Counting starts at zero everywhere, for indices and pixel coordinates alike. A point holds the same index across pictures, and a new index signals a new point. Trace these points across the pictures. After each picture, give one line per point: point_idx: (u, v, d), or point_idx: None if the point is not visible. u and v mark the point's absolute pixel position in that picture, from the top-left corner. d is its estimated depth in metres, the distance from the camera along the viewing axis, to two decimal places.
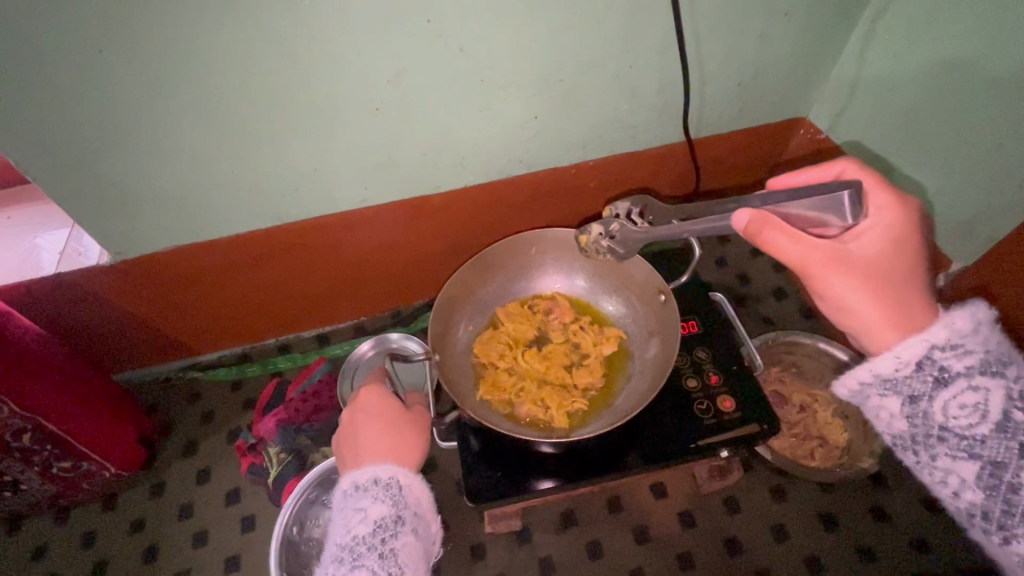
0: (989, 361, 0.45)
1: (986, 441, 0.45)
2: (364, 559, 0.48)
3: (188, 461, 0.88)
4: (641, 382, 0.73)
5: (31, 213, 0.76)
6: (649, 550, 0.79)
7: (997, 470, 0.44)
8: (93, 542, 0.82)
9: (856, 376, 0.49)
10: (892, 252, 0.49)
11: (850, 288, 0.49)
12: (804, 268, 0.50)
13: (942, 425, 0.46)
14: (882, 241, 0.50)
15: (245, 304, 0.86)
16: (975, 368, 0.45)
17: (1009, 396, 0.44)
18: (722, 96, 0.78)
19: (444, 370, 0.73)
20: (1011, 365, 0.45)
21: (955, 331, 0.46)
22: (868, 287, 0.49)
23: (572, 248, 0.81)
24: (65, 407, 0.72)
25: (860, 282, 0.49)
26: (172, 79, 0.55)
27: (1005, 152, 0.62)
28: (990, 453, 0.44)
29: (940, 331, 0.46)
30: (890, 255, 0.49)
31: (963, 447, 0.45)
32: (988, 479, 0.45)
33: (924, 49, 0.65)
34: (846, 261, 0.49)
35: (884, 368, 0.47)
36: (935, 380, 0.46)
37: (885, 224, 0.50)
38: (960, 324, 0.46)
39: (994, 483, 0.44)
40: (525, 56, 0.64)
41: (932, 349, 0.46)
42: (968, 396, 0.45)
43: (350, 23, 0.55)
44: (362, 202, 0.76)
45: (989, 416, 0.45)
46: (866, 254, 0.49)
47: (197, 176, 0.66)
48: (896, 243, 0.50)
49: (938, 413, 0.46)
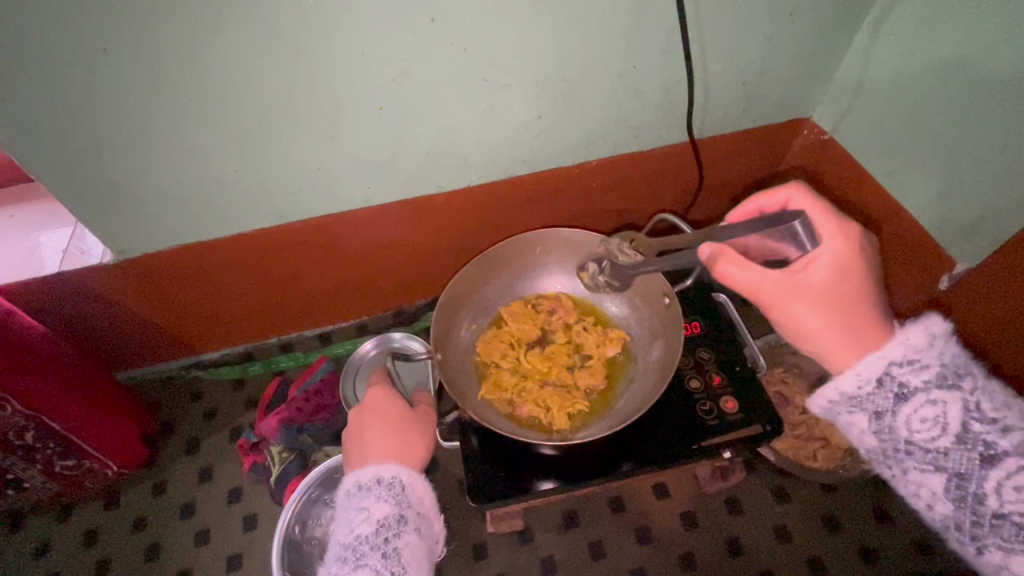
0: (947, 374, 0.45)
1: (949, 453, 0.45)
2: (367, 558, 0.48)
3: (190, 459, 0.88)
4: (644, 383, 0.72)
5: (33, 212, 0.76)
6: (652, 550, 0.79)
7: (962, 481, 0.44)
8: (95, 540, 0.82)
9: (824, 395, 0.50)
10: (843, 278, 0.50)
11: (807, 316, 0.51)
12: (760, 296, 0.52)
13: (907, 440, 0.46)
14: (834, 262, 0.51)
15: (247, 303, 0.86)
16: (931, 382, 0.45)
17: (967, 407, 0.44)
18: (726, 96, 0.78)
19: (447, 369, 0.73)
20: (970, 375, 0.45)
21: (910, 347, 0.46)
22: (823, 311, 0.50)
23: (576, 248, 0.81)
24: (68, 406, 0.72)
25: (815, 310, 0.50)
26: (177, 78, 0.55)
27: (1009, 154, 0.61)
28: (954, 465, 0.45)
29: (895, 348, 0.47)
30: (841, 281, 0.50)
31: (928, 460, 0.45)
32: (956, 491, 0.45)
33: (928, 49, 0.65)
34: (799, 288, 0.51)
35: (847, 387, 0.48)
36: (896, 396, 0.46)
37: (834, 249, 0.51)
38: (915, 339, 0.46)
39: (962, 495, 0.44)
40: (529, 55, 0.63)
41: (890, 365, 0.47)
42: (928, 410, 0.45)
43: (354, 21, 0.54)
44: (366, 201, 0.76)
45: (950, 428, 0.45)
46: (819, 282, 0.50)
47: (201, 175, 0.66)
48: (847, 268, 0.50)
49: (902, 428, 0.46)
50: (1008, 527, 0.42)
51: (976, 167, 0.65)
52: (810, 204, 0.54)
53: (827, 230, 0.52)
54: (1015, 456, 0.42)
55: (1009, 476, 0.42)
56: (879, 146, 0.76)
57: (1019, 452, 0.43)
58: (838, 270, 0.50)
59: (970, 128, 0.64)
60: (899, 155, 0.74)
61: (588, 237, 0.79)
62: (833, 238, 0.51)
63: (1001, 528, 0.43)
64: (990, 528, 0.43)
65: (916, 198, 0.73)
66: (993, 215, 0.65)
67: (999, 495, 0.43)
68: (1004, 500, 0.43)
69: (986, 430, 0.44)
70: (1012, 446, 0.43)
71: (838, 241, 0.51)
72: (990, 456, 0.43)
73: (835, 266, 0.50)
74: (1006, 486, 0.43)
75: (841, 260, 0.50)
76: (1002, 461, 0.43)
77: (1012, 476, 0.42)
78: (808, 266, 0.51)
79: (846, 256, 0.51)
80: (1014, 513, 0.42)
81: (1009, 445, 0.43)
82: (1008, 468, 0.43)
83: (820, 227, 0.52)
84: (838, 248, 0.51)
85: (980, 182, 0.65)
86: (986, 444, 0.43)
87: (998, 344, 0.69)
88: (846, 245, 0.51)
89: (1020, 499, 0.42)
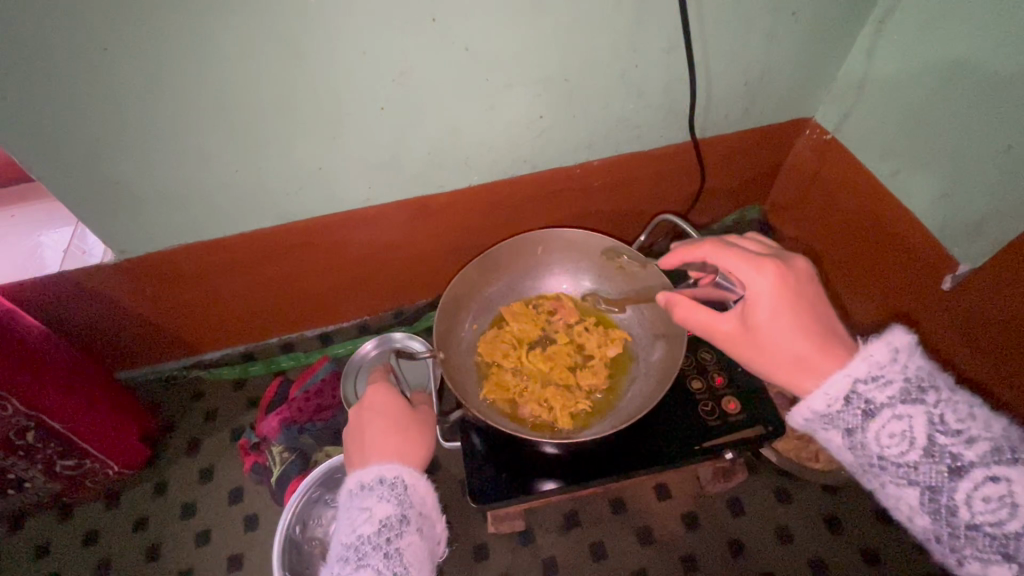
0: (910, 388, 0.44)
1: (919, 467, 0.44)
2: (370, 558, 0.48)
3: (191, 459, 0.88)
4: (646, 384, 0.72)
5: (35, 212, 0.76)
6: (654, 551, 0.79)
7: (934, 494, 0.43)
8: (96, 541, 0.82)
9: (798, 415, 0.49)
10: (783, 315, 0.50)
11: (763, 355, 0.51)
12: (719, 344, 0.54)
13: (879, 455, 0.45)
14: (774, 306, 0.50)
15: (248, 303, 0.86)
16: (896, 397, 0.44)
17: (931, 420, 0.43)
18: (728, 96, 0.77)
19: (449, 368, 0.73)
20: (934, 387, 0.44)
21: (873, 364, 0.45)
22: (780, 349, 0.50)
23: (579, 247, 0.81)
24: (69, 406, 0.72)
25: (768, 350, 0.51)
26: (179, 77, 0.55)
27: (1013, 154, 0.61)
28: (924, 478, 0.43)
29: (858, 365, 0.46)
30: (781, 318, 0.50)
31: (900, 474, 0.44)
32: (930, 504, 0.43)
33: (931, 49, 0.65)
34: (751, 334, 0.52)
35: (817, 406, 0.47)
36: (863, 413, 0.45)
37: (763, 291, 0.50)
38: (877, 355, 0.45)
39: (936, 508, 0.43)
40: (531, 55, 0.63)
41: (855, 384, 0.46)
42: (895, 425, 0.44)
43: (356, 21, 0.54)
44: (367, 201, 0.76)
45: (917, 442, 0.44)
46: (762, 326, 0.50)
47: (202, 175, 0.66)
48: (784, 304, 0.50)
49: (873, 443, 0.45)
50: (982, 539, 0.41)
51: (979, 168, 0.65)
52: (729, 254, 0.52)
53: (751, 273, 0.51)
54: (981, 467, 0.41)
55: (978, 487, 0.41)
56: (881, 146, 0.76)
57: (986, 463, 0.41)
58: (775, 310, 0.50)
59: (973, 128, 0.64)
60: (902, 156, 0.74)
61: (591, 237, 0.79)
62: (759, 280, 0.50)
63: (977, 539, 0.41)
64: (965, 541, 0.42)
65: (919, 199, 0.73)
66: (996, 215, 0.64)
67: (970, 506, 0.42)
68: (976, 511, 0.42)
69: (951, 441, 0.42)
70: (978, 457, 0.42)
71: (764, 282, 0.50)
72: (957, 468, 0.42)
73: (771, 307, 0.50)
74: (976, 497, 0.42)
75: (774, 301, 0.50)
76: (969, 472, 0.42)
77: (980, 487, 0.41)
78: (748, 311, 0.51)
79: (778, 293, 0.50)
80: (985, 524, 0.41)
81: (975, 456, 0.42)
82: (975, 479, 0.42)
83: (743, 271, 0.51)
84: (767, 288, 0.50)
85: (982, 182, 0.65)
86: (953, 456, 0.42)
87: (994, 345, 0.68)
88: (776, 282, 0.50)
89: (990, 509, 0.41)
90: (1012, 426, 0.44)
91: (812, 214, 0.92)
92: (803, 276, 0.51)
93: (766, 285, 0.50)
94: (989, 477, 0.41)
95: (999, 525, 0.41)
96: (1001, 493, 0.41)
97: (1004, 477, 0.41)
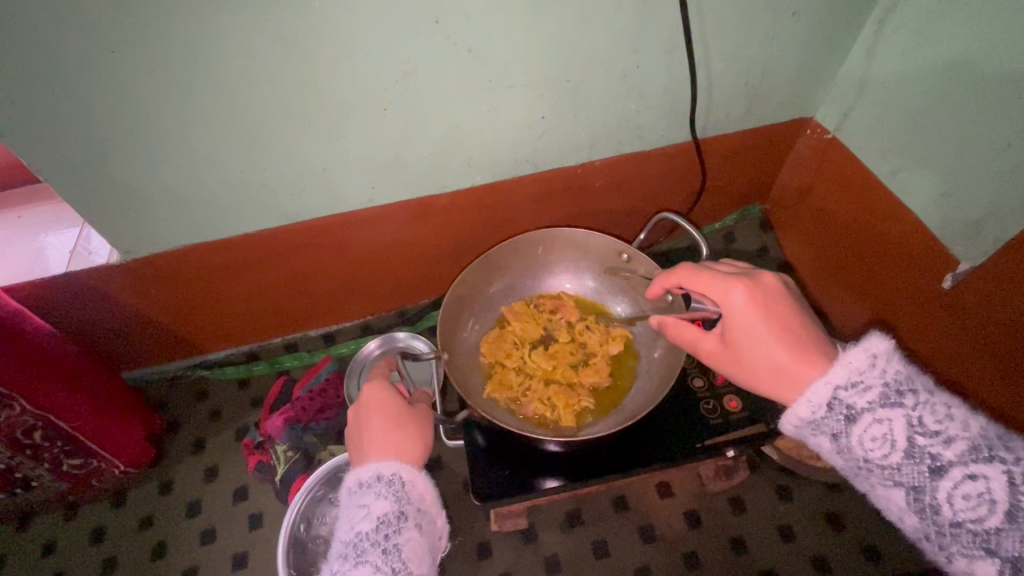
0: (889, 393, 0.45)
1: (901, 468, 0.44)
2: (368, 555, 0.49)
3: (197, 458, 0.89)
4: (649, 381, 0.73)
5: (41, 212, 0.77)
6: (656, 550, 0.79)
7: (918, 494, 0.43)
8: (103, 538, 0.83)
9: (786, 424, 0.50)
10: (758, 330, 0.52)
11: (745, 369, 0.54)
12: (712, 363, 0.57)
13: (865, 458, 0.46)
14: (749, 323, 0.52)
15: (250, 304, 0.86)
16: (875, 401, 0.45)
17: (911, 422, 0.44)
18: (729, 95, 0.78)
19: (453, 369, 0.74)
20: (913, 390, 0.45)
21: (852, 371, 0.46)
22: (766, 365, 0.52)
23: (583, 247, 0.81)
24: (76, 405, 0.72)
25: (749, 364, 0.53)
26: (185, 81, 0.55)
27: (1013, 152, 0.61)
28: (909, 478, 0.44)
29: (838, 373, 0.47)
30: (755, 332, 0.52)
31: (885, 476, 0.45)
32: (915, 503, 0.44)
33: (929, 49, 0.65)
34: (736, 355, 0.54)
35: (804, 414, 0.48)
36: (846, 418, 0.46)
37: (736, 308, 0.53)
38: (855, 363, 0.46)
39: (922, 507, 0.43)
40: (532, 56, 0.64)
41: (836, 391, 0.47)
42: (876, 428, 0.45)
43: (359, 23, 0.55)
44: (370, 202, 0.77)
45: (898, 444, 0.44)
46: (740, 342, 0.53)
47: (207, 176, 0.66)
48: (757, 318, 0.52)
49: (857, 447, 0.46)
50: (965, 536, 0.41)
51: (978, 169, 0.65)
52: (700, 278, 0.56)
53: (722, 290, 0.54)
54: (960, 466, 0.42)
55: (957, 485, 0.42)
56: (882, 145, 0.76)
57: (964, 462, 0.42)
58: (749, 325, 0.52)
59: (973, 127, 0.64)
60: (902, 155, 0.74)
61: (593, 237, 0.79)
62: (730, 297, 0.53)
63: (961, 536, 0.41)
64: (951, 538, 0.42)
65: (920, 197, 0.73)
66: (995, 214, 0.64)
67: (952, 503, 0.42)
68: (957, 509, 0.42)
69: (930, 443, 0.43)
70: (957, 456, 0.42)
71: (736, 298, 0.53)
72: (937, 467, 0.42)
73: (744, 322, 0.53)
74: (956, 495, 0.42)
75: (748, 316, 0.52)
76: (949, 471, 0.42)
77: (960, 485, 0.42)
78: (729, 331, 0.54)
79: (751, 309, 0.52)
80: (967, 521, 0.41)
81: (953, 456, 0.42)
82: (955, 477, 0.42)
83: (714, 289, 0.55)
84: (738, 303, 0.53)
85: (983, 183, 0.65)
86: (932, 456, 0.43)
87: (992, 341, 0.68)
88: (746, 298, 0.53)
89: (970, 506, 0.41)
90: (990, 424, 0.44)
91: (813, 214, 0.93)
92: (772, 291, 0.53)
93: (737, 305, 0.53)
94: (967, 475, 0.41)
95: (980, 522, 0.41)
96: (980, 490, 0.41)
97: (981, 474, 0.41)
